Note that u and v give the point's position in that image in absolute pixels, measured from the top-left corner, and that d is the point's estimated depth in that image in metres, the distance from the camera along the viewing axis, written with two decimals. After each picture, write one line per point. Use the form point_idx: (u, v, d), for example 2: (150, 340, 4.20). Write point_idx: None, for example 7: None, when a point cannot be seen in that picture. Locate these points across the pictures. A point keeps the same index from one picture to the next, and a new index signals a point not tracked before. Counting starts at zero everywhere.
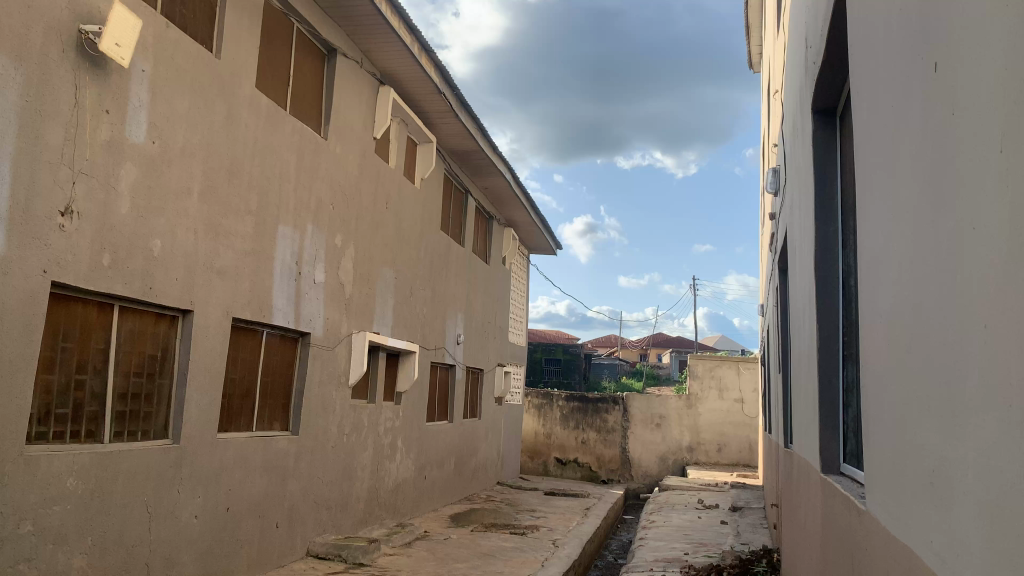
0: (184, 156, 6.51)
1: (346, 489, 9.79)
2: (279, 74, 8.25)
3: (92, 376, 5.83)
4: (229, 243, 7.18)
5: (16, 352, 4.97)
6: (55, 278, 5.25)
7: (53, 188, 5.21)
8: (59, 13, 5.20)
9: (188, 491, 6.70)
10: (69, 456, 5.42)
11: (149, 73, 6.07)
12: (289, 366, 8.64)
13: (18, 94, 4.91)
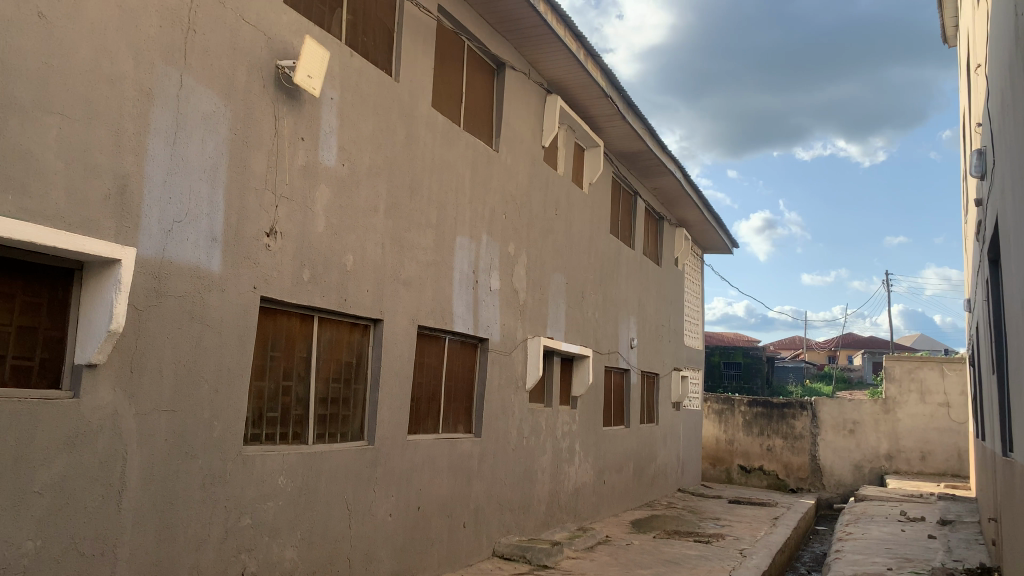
0: (370, 175, 6.93)
1: (528, 492, 9.98)
2: (452, 92, 8.60)
3: (296, 382, 6.35)
4: (413, 255, 7.56)
5: (234, 361, 5.50)
6: (263, 293, 5.76)
7: (259, 211, 5.72)
8: (258, 53, 5.71)
9: (382, 490, 7.10)
10: (279, 455, 5.92)
11: (337, 100, 6.53)
12: (470, 371, 8.95)
13: (228, 128, 5.44)
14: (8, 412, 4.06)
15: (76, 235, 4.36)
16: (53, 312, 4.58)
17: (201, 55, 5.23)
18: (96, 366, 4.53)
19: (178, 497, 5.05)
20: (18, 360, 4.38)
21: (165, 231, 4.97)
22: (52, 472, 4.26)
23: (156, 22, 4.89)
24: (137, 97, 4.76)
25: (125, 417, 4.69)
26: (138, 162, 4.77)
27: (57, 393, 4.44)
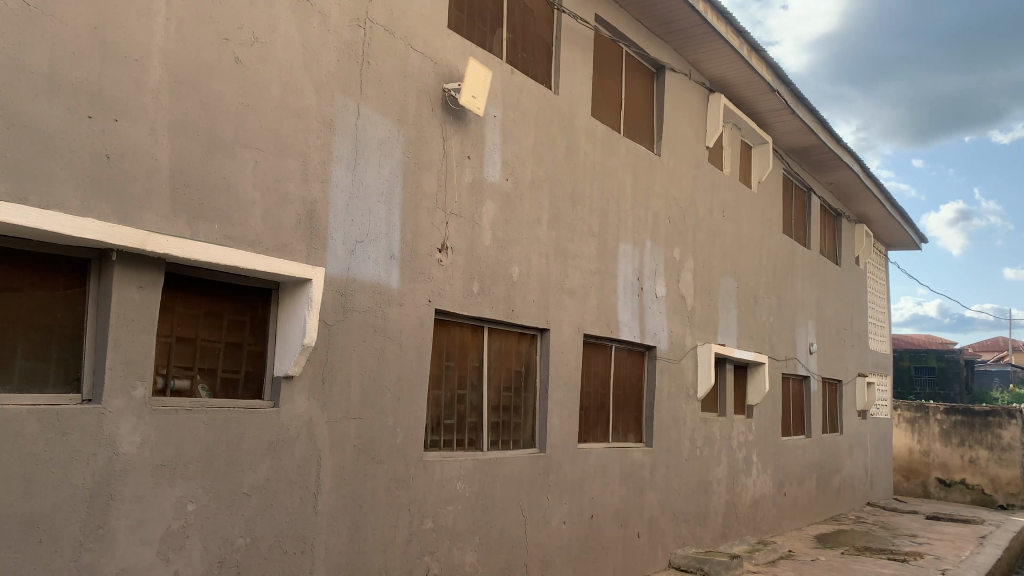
0: (534, 189, 7.08)
1: (703, 502, 9.73)
2: (612, 99, 8.60)
3: (470, 390, 6.58)
4: (577, 264, 7.61)
5: (412, 371, 5.78)
6: (437, 306, 6.02)
7: (432, 229, 5.99)
8: (426, 78, 6.00)
9: (556, 497, 7.18)
10: (457, 461, 6.14)
11: (500, 117, 6.72)
12: (638, 379, 8.87)
13: (401, 151, 5.75)
14: (221, 421, 4.49)
15: (272, 258, 4.77)
16: (254, 328, 5.02)
17: (374, 85, 5.57)
18: (293, 377, 4.93)
19: (367, 500, 5.37)
20: (227, 373, 4.84)
21: (349, 251, 5.32)
22: (258, 475, 4.67)
23: (335, 57, 5.27)
24: (320, 128, 5.14)
25: (319, 425, 5.06)
26: (323, 189, 5.15)
27: (260, 403, 4.87)
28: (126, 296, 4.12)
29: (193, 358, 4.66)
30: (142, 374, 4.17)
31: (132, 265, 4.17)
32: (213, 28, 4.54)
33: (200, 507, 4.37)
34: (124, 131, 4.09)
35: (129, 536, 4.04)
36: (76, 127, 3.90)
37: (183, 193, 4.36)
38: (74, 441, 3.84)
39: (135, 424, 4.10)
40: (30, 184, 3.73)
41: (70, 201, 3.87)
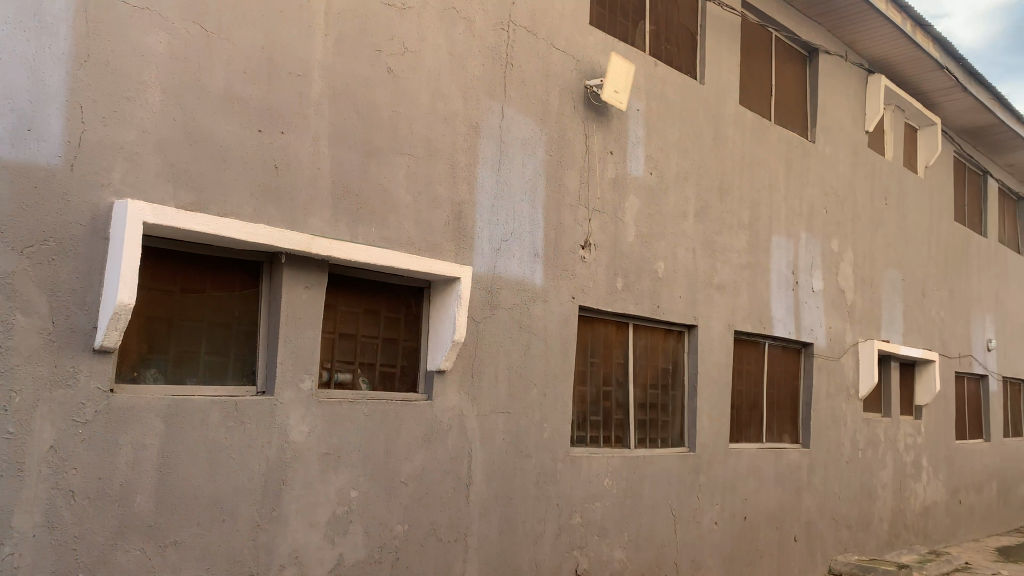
0: (679, 182, 6.95)
1: (867, 508, 9.20)
2: (761, 86, 8.29)
3: (615, 387, 6.57)
4: (725, 258, 7.41)
5: (558, 367, 5.85)
6: (581, 303, 6.06)
7: (575, 226, 6.03)
8: (568, 76, 6.05)
9: (707, 497, 7.03)
10: (604, 458, 6.15)
11: (643, 111, 6.66)
12: (794, 377, 8.50)
13: (544, 150, 5.83)
14: (379, 413, 4.74)
15: (424, 257, 4.97)
16: (409, 324, 5.23)
17: (518, 86, 5.68)
18: (445, 371, 5.12)
19: (516, 493, 5.49)
20: (385, 367, 5.07)
21: (495, 249, 5.46)
22: (414, 465, 4.89)
23: (480, 61, 5.42)
24: (467, 131, 5.30)
25: (470, 419, 5.23)
26: (470, 190, 5.31)
27: (415, 396, 5.08)
28: (294, 295, 4.44)
29: (354, 353, 4.93)
30: (309, 368, 4.47)
31: (298, 267, 4.48)
32: (367, 41, 4.80)
33: (362, 495, 4.63)
34: (289, 143, 4.40)
35: (299, 519, 4.35)
36: (248, 141, 4.24)
37: (343, 199, 4.63)
38: (251, 429, 4.18)
39: (303, 415, 4.41)
40: (210, 194, 4.09)
41: (244, 209, 4.21)
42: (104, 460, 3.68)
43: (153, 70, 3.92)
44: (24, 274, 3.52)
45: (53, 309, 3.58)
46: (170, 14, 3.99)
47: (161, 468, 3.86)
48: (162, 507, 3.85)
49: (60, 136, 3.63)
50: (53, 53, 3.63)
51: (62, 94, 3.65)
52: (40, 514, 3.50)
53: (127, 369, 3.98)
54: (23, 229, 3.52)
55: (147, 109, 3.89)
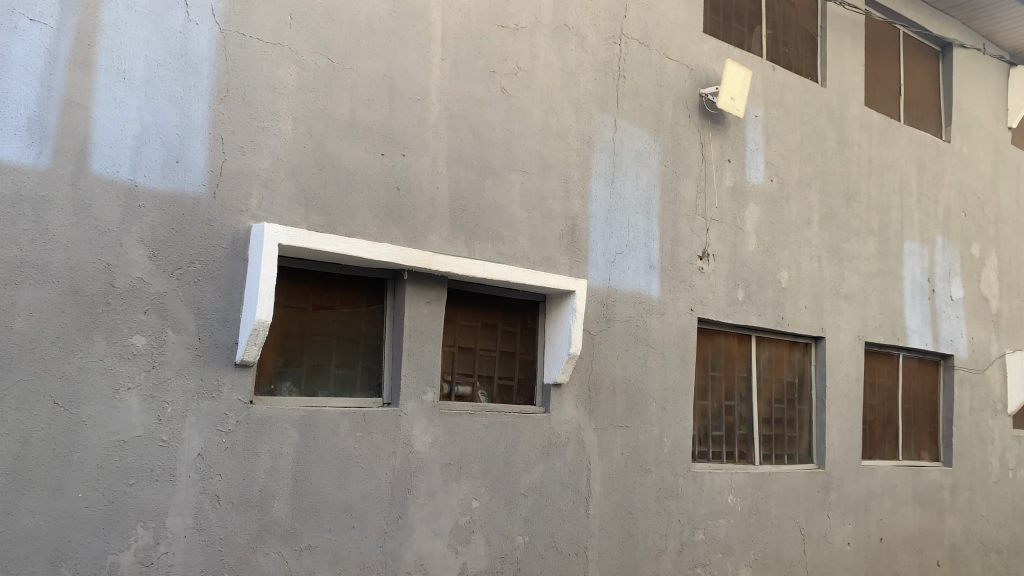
0: (801, 188, 6.72)
1: (1019, 532, 8.51)
2: (889, 85, 7.91)
3: (738, 401, 6.39)
4: (854, 266, 7.09)
5: (677, 380, 5.77)
6: (700, 315, 5.95)
7: (692, 237, 5.95)
8: (683, 85, 6.00)
9: (838, 517, 6.72)
10: (727, 474, 5.99)
11: (762, 117, 6.50)
12: (933, 392, 8.00)
13: (659, 161, 5.79)
14: (497, 425, 4.82)
15: (539, 272, 5.02)
16: (526, 338, 5.29)
17: (631, 98, 5.68)
18: (562, 384, 5.15)
19: (636, 507, 5.44)
20: (502, 380, 5.15)
21: (610, 262, 5.46)
22: (533, 477, 4.94)
23: (592, 76, 5.46)
24: (580, 145, 5.35)
25: (587, 432, 5.24)
26: (584, 204, 5.34)
27: (532, 409, 5.13)
28: (416, 310, 4.60)
29: (473, 366, 5.03)
30: (431, 381, 4.62)
31: (419, 283, 4.64)
32: (482, 63, 4.94)
33: (483, 505, 4.73)
34: (410, 165, 4.59)
35: (424, 527, 4.49)
36: (372, 164, 4.45)
37: (461, 216, 4.77)
38: (377, 440, 4.35)
39: (426, 426, 4.55)
40: (338, 216, 4.32)
41: (369, 228, 4.41)
42: (245, 468, 3.93)
43: (285, 101, 4.19)
44: (175, 294, 3.81)
45: (200, 326, 3.87)
46: (300, 48, 4.26)
47: (296, 475, 4.08)
48: (297, 513, 4.07)
49: (204, 166, 3.93)
50: (198, 90, 3.94)
51: (205, 127, 3.95)
52: (189, 517, 3.77)
53: (265, 382, 4.23)
54: (173, 252, 3.82)
55: (280, 139, 4.16)
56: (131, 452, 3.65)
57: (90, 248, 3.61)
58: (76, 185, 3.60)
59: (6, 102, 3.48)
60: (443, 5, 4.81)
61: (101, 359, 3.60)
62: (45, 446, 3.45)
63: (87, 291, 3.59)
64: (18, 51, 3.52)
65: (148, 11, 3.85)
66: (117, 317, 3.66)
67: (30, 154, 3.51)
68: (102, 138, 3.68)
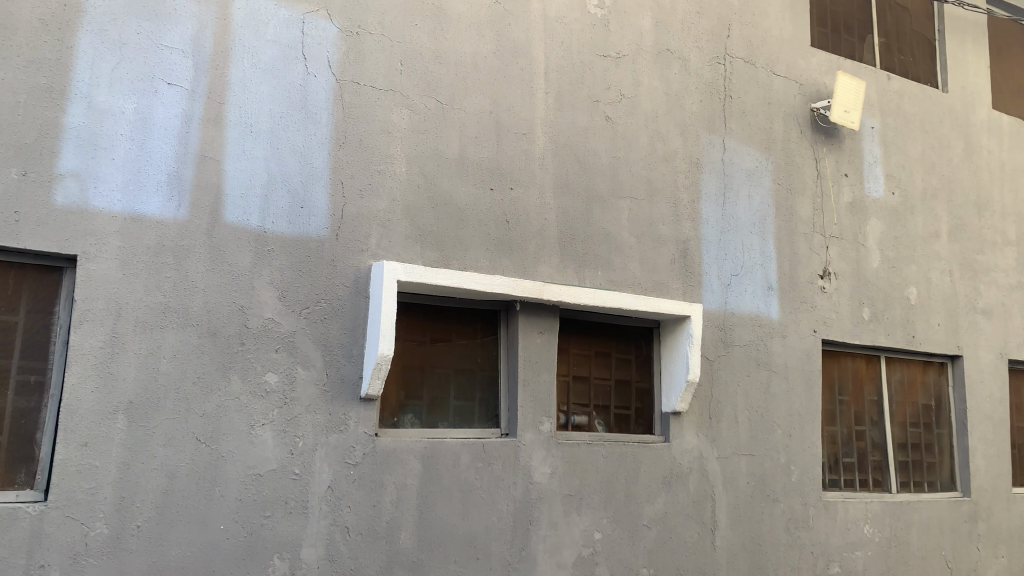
0: (927, 200, 6.39)
1: None
2: (1017, 85, 7.44)
3: (869, 425, 6.06)
4: (990, 278, 6.64)
5: (803, 405, 5.54)
6: (823, 336, 5.71)
7: (811, 255, 5.74)
8: (792, 101, 5.85)
9: (989, 549, 6.22)
10: (862, 503, 5.67)
11: (879, 128, 6.24)
12: None
13: (771, 180, 5.65)
14: (616, 454, 4.76)
15: (652, 297, 4.96)
16: (641, 366, 5.22)
17: (739, 117, 5.58)
18: (681, 413, 5.04)
19: (765, 538, 5.22)
20: (620, 409, 5.08)
21: (725, 285, 5.33)
22: (656, 508, 4.84)
23: (697, 98, 5.41)
24: (688, 168, 5.29)
25: (710, 461, 5.09)
26: (696, 227, 5.26)
27: (652, 438, 5.04)
28: (530, 340, 4.63)
29: (589, 396, 4.99)
30: (548, 411, 4.62)
31: (532, 313, 4.67)
32: (585, 93, 4.98)
33: (606, 536, 4.66)
34: (519, 198, 4.66)
35: (548, 559, 4.46)
36: (482, 199, 4.55)
37: (571, 246, 4.79)
38: (498, 470, 4.38)
39: (544, 456, 4.54)
40: (451, 251, 4.42)
41: (481, 262, 4.49)
42: (373, 500, 4.04)
43: (398, 144, 4.35)
44: (303, 332, 3.99)
45: (327, 362, 4.03)
46: (410, 92, 4.43)
47: (420, 507, 4.15)
48: (423, 544, 4.13)
49: (325, 210, 4.12)
50: (318, 139, 4.16)
51: (325, 173, 4.16)
52: (322, 548, 3.89)
53: (388, 415, 4.34)
54: (301, 293, 4.00)
55: (394, 180, 4.31)
56: (267, 485, 3.81)
57: (226, 292, 3.83)
58: (212, 233, 3.84)
59: (150, 161, 3.76)
60: (546, 40, 4.91)
61: (238, 397, 3.80)
62: (189, 480, 3.65)
63: (224, 333, 3.81)
64: (158, 113, 3.81)
65: (270, 68, 4.10)
66: (251, 356, 3.85)
67: (170, 207, 3.77)
68: (234, 189, 3.93)
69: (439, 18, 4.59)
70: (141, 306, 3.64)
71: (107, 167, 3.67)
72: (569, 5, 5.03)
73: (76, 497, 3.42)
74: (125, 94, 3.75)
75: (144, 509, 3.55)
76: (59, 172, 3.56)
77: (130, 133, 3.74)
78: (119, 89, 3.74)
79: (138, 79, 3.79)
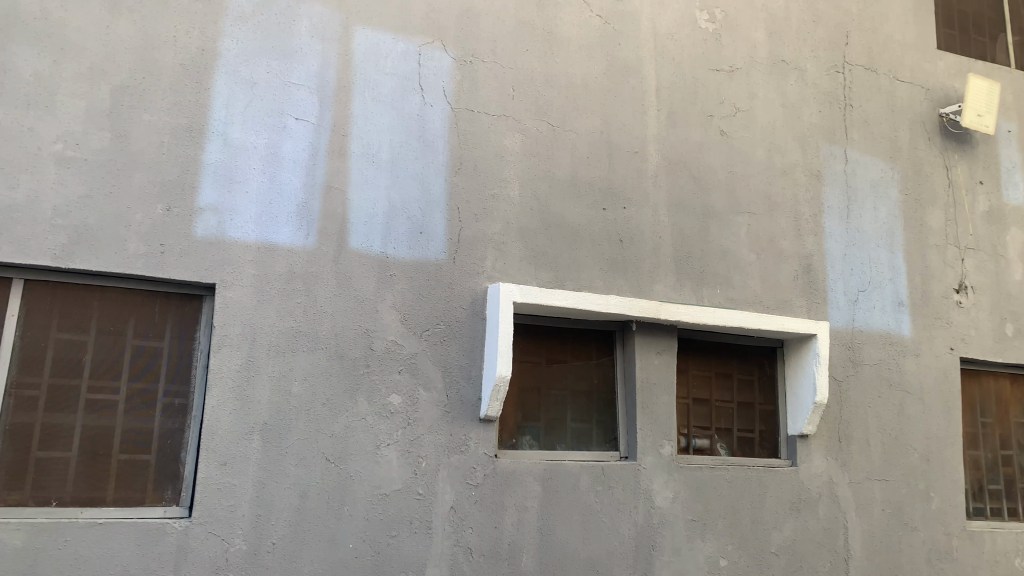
0: None
1: None
2: None
3: (1017, 450, 5.62)
4: None
5: (941, 428, 5.21)
6: (962, 354, 5.37)
7: (945, 268, 5.42)
8: (919, 107, 5.57)
9: None
10: (1012, 534, 5.25)
11: (1017, 131, 5.86)
12: None
13: (898, 190, 5.38)
14: (741, 479, 4.60)
15: (774, 316, 4.80)
16: (763, 387, 5.04)
17: (861, 126, 5.36)
18: (808, 435, 4.83)
19: (904, 570, 4.91)
20: (742, 432, 4.91)
21: (852, 301, 5.10)
22: (784, 535, 4.64)
23: (816, 109, 5.24)
24: (808, 181, 5.11)
25: (841, 486, 4.85)
26: (818, 242, 5.07)
27: (778, 462, 4.84)
28: (648, 362, 4.56)
29: (710, 418, 4.85)
30: (667, 433, 4.52)
31: (650, 334, 4.60)
32: (699, 109, 4.91)
33: (732, 564, 4.50)
34: (633, 217, 4.62)
35: None
36: (596, 220, 4.53)
37: (687, 264, 4.70)
38: (618, 494, 4.31)
39: (666, 480, 4.44)
40: (567, 272, 4.42)
41: (596, 282, 4.47)
42: (494, 521, 4.05)
43: (512, 168, 4.41)
44: (424, 354, 4.07)
45: (448, 383, 4.10)
46: (522, 116, 4.49)
47: (542, 529, 4.13)
48: (545, 567, 4.11)
49: (443, 234, 4.21)
50: (435, 166, 4.27)
51: (442, 199, 4.25)
52: (446, 568, 3.93)
53: (507, 437, 4.35)
54: (421, 316, 4.09)
55: (509, 204, 4.37)
56: (393, 504, 3.89)
57: (351, 316, 3.96)
58: (338, 260, 3.99)
59: (280, 193, 3.95)
60: (657, 57, 4.88)
61: (364, 418, 3.91)
62: (320, 498, 3.77)
63: (351, 355, 3.93)
64: (287, 147, 4.00)
65: (389, 100, 4.25)
66: (376, 378, 3.96)
67: (299, 236, 3.94)
68: (357, 217, 4.07)
69: (550, 42, 4.64)
70: (274, 331, 3.81)
71: (242, 200, 3.87)
72: (680, 21, 4.98)
73: (217, 514, 3.59)
74: (257, 131, 3.96)
75: (279, 526, 3.68)
76: (200, 206, 3.79)
77: (262, 167, 3.95)
78: (253, 126, 3.96)
79: (269, 116, 4.00)
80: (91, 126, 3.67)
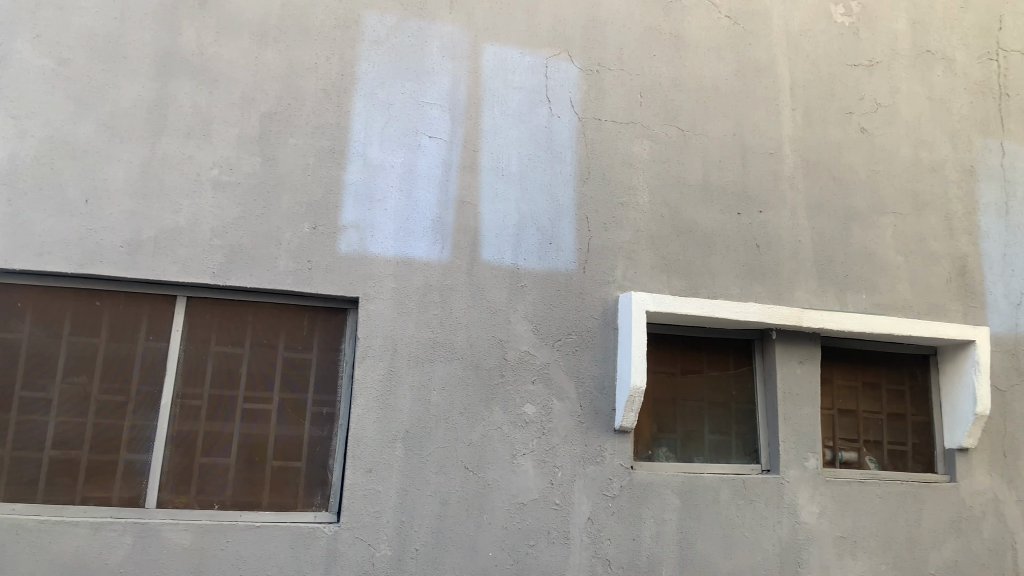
0: None
1: None
2: None
3: None
4: None
5: None
6: None
7: None
8: None
9: None
10: None
11: None
12: None
13: None
14: (894, 494, 4.34)
15: (927, 321, 4.51)
16: (915, 397, 4.74)
17: (1019, 116, 4.98)
18: (968, 449, 4.50)
19: None
20: (894, 445, 4.63)
21: (1014, 305, 4.73)
22: (944, 555, 4.33)
23: (967, 100, 4.91)
24: (960, 177, 4.80)
25: (1007, 504, 4.49)
26: (973, 241, 4.74)
27: (935, 477, 4.53)
28: (789, 371, 4.39)
29: (858, 430, 4.60)
30: (812, 446, 4.33)
31: (790, 342, 4.43)
32: (837, 106, 4.71)
33: None
34: (768, 220, 4.47)
35: None
36: (730, 225, 4.42)
37: (829, 268, 4.50)
38: (761, 508, 4.16)
39: (812, 494, 4.25)
40: (700, 280, 4.32)
41: (731, 289, 4.34)
42: (632, 533, 3.99)
43: (642, 175, 4.36)
44: (557, 364, 4.08)
45: (581, 393, 4.08)
46: (652, 123, 4.45)
47: (681, 542, 4.03)
48: None
49: (573, 244, 4.22)
50: (564, 176, 4.28)
51: (572, 209, 4.26)
52: None
53: (643, 448, 4.28)
54: (554, 326, 4.11)
55: (639, 211, 4.32)
56: (530, 514, 3.91)
57: (486, 326, 4.03)
58: (472, 272, 4.07)
59: (416, 208, 4.08)
60: (790, 55, 4.72)
61: (500, 427, 3.95)
62: (460, 506, 3.83)
63: (486, 365, 3.99)
64: (422, 164, 4.13)
65: (518, 113, 4.31)
66: (511, 387, 4.00)
67: (434, 250, 4.04)
68: (489, 230, 4.14)
69: (679, 46, 4.57)
70: (413, 342, 3.92)
71: (381, 216, 4.02)
72: (814, 16, 4.80)
73: (364, 519, 3.72)
74: (394, 149, 4.11)
75: (421, 533, 3.77)
76: (342, 224, 3.96)
77: (398, 184, 4.08)
78: (389, 145, 4.11)
79: (404, 135, 4.14)
80: (243, 151, 3.92)
